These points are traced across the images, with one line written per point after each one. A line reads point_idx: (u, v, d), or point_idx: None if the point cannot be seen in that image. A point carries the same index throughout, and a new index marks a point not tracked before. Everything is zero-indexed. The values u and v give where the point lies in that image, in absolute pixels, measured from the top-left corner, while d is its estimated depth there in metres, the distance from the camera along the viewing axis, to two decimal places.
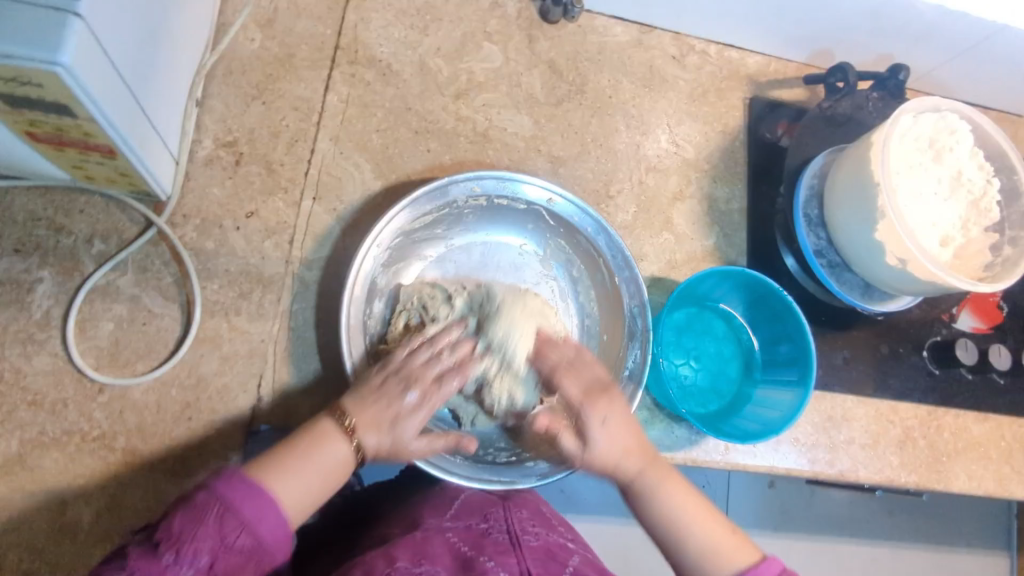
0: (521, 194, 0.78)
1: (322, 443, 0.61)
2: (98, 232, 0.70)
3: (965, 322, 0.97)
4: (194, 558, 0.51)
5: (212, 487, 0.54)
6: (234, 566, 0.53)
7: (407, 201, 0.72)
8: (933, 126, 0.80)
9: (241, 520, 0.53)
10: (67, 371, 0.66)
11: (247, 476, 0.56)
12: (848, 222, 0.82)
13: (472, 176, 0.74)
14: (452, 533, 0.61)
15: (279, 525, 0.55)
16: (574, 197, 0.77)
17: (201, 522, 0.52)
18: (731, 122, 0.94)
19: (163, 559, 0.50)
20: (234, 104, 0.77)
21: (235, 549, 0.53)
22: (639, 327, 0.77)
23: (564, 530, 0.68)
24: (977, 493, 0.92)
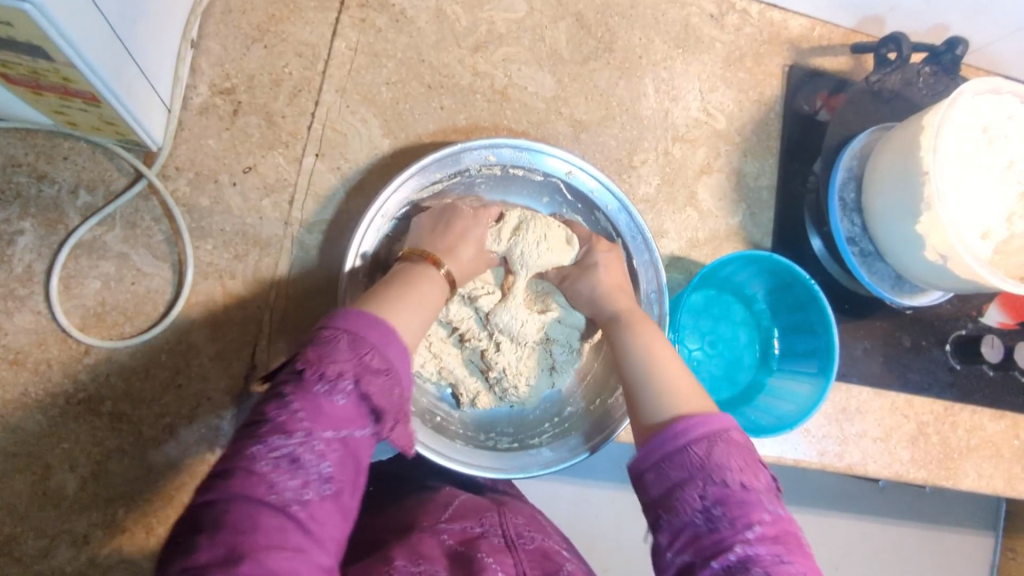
0: (540, 165, 0.72)
1: (419, 277, 0.62)
2: (84, 181, 0.65)
3: (992, 317, 0.91)
4: (342, 382, 0.49)
5: (336, 321, 0.52)
6: (380, 389, 0.51)
7: (416, 168, 0.67)
8: (989, 109, 0.74)
9: (372, 345, 0.51)
10: (50, 330, 0.63)
11: (360, 309, 0.54)
12: (886, 210, 0.76)
13: (487, 143, 0.69)
14: (447, 536, 0.57)
15: (404, 350, 0.53)
16: (597, 171, 0.72)
17: (335, 349, 0.50)
18: (767, 91, 0.87)
19: (317, 388, 0.48)
20: (232, 47, 0.71)
21: (374, 370, 0.51)
22: (655, 313, 0.74)
23: (558, 539, 0.65)
24: (984, 492, 0.90)
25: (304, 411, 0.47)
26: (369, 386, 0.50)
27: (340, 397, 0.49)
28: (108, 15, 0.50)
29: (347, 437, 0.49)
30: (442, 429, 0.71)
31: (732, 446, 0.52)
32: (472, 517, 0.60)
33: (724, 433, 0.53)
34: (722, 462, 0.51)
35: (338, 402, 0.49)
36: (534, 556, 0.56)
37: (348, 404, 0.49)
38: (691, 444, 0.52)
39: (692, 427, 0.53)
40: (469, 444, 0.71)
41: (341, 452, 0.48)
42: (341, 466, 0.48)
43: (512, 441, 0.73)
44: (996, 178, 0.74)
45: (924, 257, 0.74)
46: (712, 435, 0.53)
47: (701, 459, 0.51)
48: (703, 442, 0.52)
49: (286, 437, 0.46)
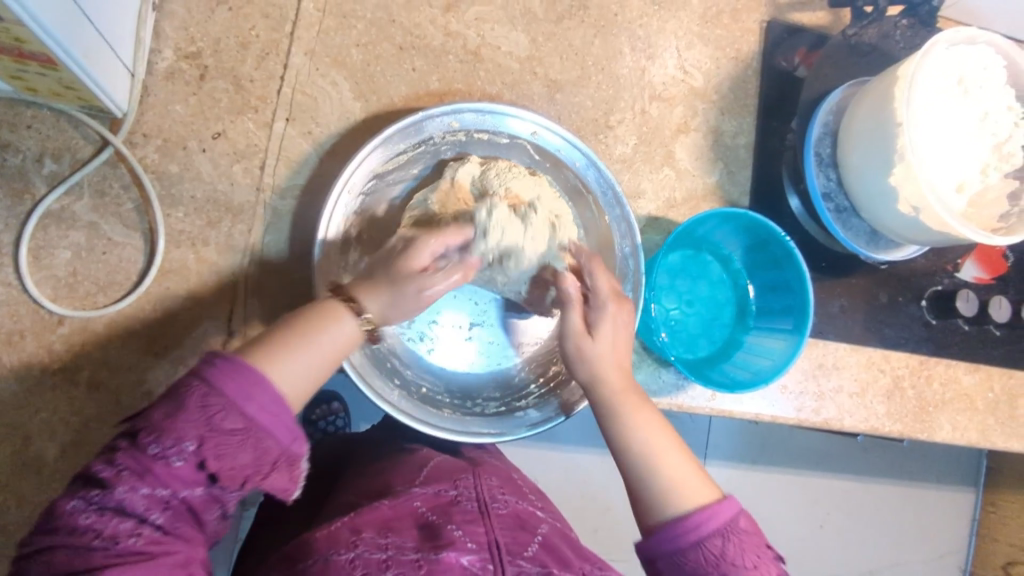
0: (504, 127, 0.72)
1: (326, 322, 0.56)
2: (49, 150, 0.64)
3: (968, 272, 0.93)
4: (180, 445, 0.46)
5: (195, 374, 0.48)
6: (229, 450, 0.47)
7: (379, 139, 0.66)
8: (962, 58, 0.73)
9: (226, 401, 0.47)
10: (23, 301, 0.63)
11: (233, 356, 0.50)
12: (862, 164, 0.76)
13: (449, 109, 0.69)
14: (420, 502, 0.57)
15: (271, 401, 0.49)
16: (560, 129, 0.72)
17: (183, 409, 0.47)
18: (745, 47, 0.86)
19: (151, 452, 0.46)
20: (196, 9, 0.69)
21: (224, 431, 0.47)
22: (630, 268, 0.75)
23: (532, 499, 0.66)
24: (958, 443, 0.91)
25: (130, 474, 0.45)
26: (216, 450, 0.47)
27: (177, 459, 0.46)
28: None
29: (181, 495, 0.47)
30: (427, 398, 0.71)
31: (741, 538, 0.54)
32: (447, 481, 0.61)
33: (733, 524, 0.55)
34: (734, 560, 0.53)
35: (173, 465, 0.46)
36: (506, 521, 0.57)
37: (185, 468, 0.47)
38: (706, 541, 0.54)
39: (703, 523, 0.54)
40: (455, 411, 0.71)
41: (168, 502, 0.47)
42: (172, 513, 0.47)
43: (498, 405, 0.73)
44: (971, 129, 0.73)
45: (898, 209, 0.75)
46: (723, 531, 0.54)
47: (716, 558, 0.53)
48: (716, 536, 0.54)
49: (104, 493, 0.45)
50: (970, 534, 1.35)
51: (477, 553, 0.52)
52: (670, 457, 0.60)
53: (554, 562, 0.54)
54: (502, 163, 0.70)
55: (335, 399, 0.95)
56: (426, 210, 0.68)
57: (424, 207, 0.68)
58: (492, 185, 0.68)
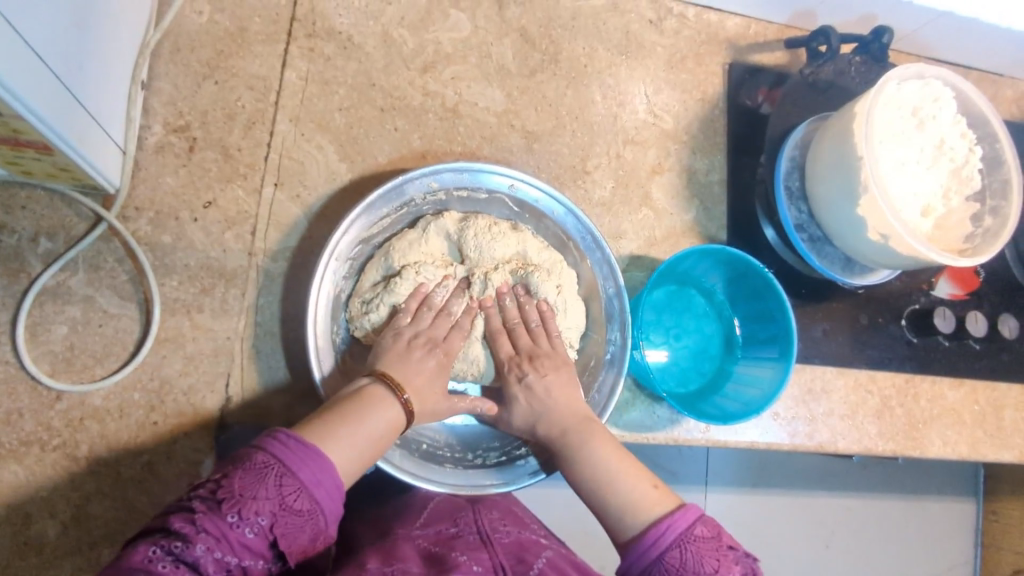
0: (483, 183, 0.74)
1: (376, 405, 0.60)
2: (44, 229, 0.66)
3: (943, 289, 0.96)
4: (254, 517, 0.50)
5: (267, 448, 0.52)
6: (295, 527, 0.51)
7: (362, 206, 0.68)
8: (914, 93, 0.77)
9: (300, 483, 0.52)
10: (20, 379, 0.63)
11: (300, 436, 0.54)
12: (829, 196, 0.80)
13: (427, 172, 0.71)
14: (422, 539, 0.59)
15: (336, 488, 0.54)
16: (537, 181, 0.74)
17: (262, 482, 0.51)
18: (710, 89, 0.91)
19: (228, 518, 0.49)
20: (183, 85, 0.72)
21: (294, 510, 0.51)
22: (616, 309, 0.76)
23: (535, 528, 0.67)
24: (950, 458, 0.92)
25: (208, 536, 0.48)
26: (284, 527, 0.51)
27: (249, 530, 0.50)
28: (43, 55, 0.51)
29: (243, 564, 0.50)
30: (429, 454, 0.71)
31: (699, 543, 0.58)
32: (447, 520, 0.63)
33: (689, 532, 0.59)
34: (689, 564, 0.57)
35: (246, 535, 0.50)
36: (509, 549, 0.59)
37: (254, 539, 0.50)
38: (665, 552, 0.58)
39: (661, 536, 0.59)
40: (458, 465, 0.71)
41: (230, 570, 0.49)
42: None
43: (501, 454, 0.74)
44: (929, 158, 0.77)
45: (867, 237, 0.78)
46: (681, 541, 0.58)
47: (677, 567, 0.57)
48: (671, 545, 0.58)
49: (185, 547, 0.47)
50: (976, 545, 1.35)
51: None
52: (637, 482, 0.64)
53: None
54: (482, 222, 0.73)
55: None
56: (388, 262, 0.71)
57: (388, 259, 0.71)
58: (469, 250, 0.73)
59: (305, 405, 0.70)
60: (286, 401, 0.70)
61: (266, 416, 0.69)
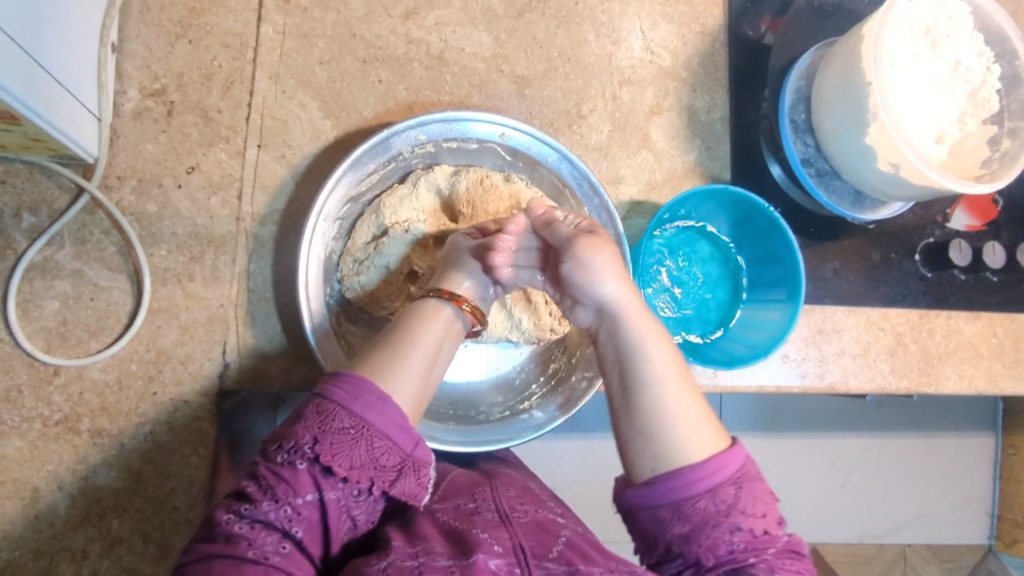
0: (471, 133, 0.71)
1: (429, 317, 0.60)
2: (26, 203, 0.64)
3: (959, 221, 0.92)
4: (303, 451, 0.52)
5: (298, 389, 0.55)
6: (348, 451, 0.52)
7: (349, 162, 0.66)
8: (927, 11, 0.73)
9: (339, 406, 0.53)
10: (16, 356, 0.63)
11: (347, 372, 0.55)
12: (836, 127, 0.76)
13: (413, 123, 0.69)
14: (442, 514, 0.59)
15: (380, 400, 0.54)
16: (529, 127, 0.71)
17: (302, 420, 0.53)
18: (709, 21, 0.86)
19: (279, 459, 0.52)
20: (157, 46, 0.69)
21: (340, 432, 0.52)
22: None
23: (552, 506, 0.66)
24: (967, 393, 0.90)
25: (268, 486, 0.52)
26: (333, 450, 0.52)
27: (301, 464, 0.52)
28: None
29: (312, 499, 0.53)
30: (433, 413, 0.70)
31: (752, 486, 0.57)
32: (465, 494, 0.62)
33: (746, 472, 0.58)
34: (747, 508, 0.56)
35: (299, 469, 0.52)
36: (529, 528, 0.57)
37: (310, 470, 0.52)
38: (721, 485, 0.56)
39: (719, 470, 0.57)
40: (461, 422, 0.71)
41: (298, 512, 0.52)
42: (307, 520, 0.53)
43: (504, 410, 0.73)
44: (944, 80, 0.73)
45: (877, 168, 0.74)
46: (738, 480, 0.57)
47: (728, 504, 0.56)
48: (730, 483, 0.56)
49: (253, 507, 0.51)
50: (994, 478, 1.34)
51: (504, 556, 0.52)
52: (665, 376, 0.60)
53: (580, 558, 0.54)
54: (474, 175, 0.71)
55: None
56: (380, 220, 0.69)
57: (378, 216, 0.69)
58: (464, 205, 0.71)
59: (305, 368, 0.70)
60: (285, 365, 0.69)
61: (264, 382, 0.69)
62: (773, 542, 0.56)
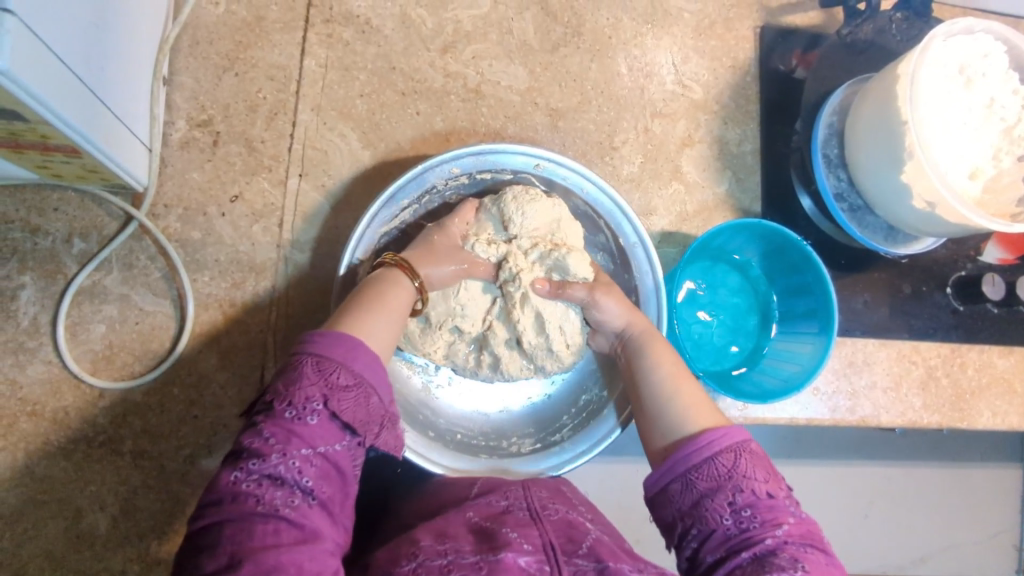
0: (506, 164, 0.71)
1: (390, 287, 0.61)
2: (77, 230, 0.67)
3: (991, 255, 0.91)
4: (310, 405, 0.50)
5: (300, 347, 0.53)
6: (350, 403, 0.51)
7: (383, 197, 0.66)
8: (961, 51, 0.73)
9: (337, 361, 0.52)
10: (64, 378, 0.65)
11: (326, 331, 0.54)
12: (871, 163, 0.77)
13: (447, 157, 0.69)
14: (472, 512, 0.58)
15: (373, 360, 0.53)
16: (563, 159, 0.71)
17: (301, 374, 0.51)
18: (741, 55, 0.87)
19: (287, 415, 0.49)
20: (205, 79, 0.71)
21: (341, 388, 0.51)
22: (652, 287, 0.74)
23: (584, 507, 0.64)
24: (1000, 429, 0.89)
25: (277, 439, 0.48)
26: (340, 404, 0.51)
27: (311, 418, 0.50)
28: (64, 55, 0.50)
29: (322, 452, 0.50)
30: (464, 446, 0.71)
31: (753, 456, 0.56)
32: (497, 493, 0.62)
33: (745, 444, 0.56)
34: (748, 474, 0.54)
35: (309, 423, 0.49)
36: (559, 526, 0.56)
37: (322, 424, 0.50)
38: (719, 456, 0.55)
39: (717, 440, 0.56)
40: (492, 454, 0.71)
41: (313, 461, 0.49)
42: (318, 473, 0.49)
43: (535, 441, 0.73)
44: (977, 119, 0.73)
45: (913, 206, 0.75)
46: (737, 448, 0.56)
47: (727, 471, 0.54)
48: (731, 452, 0.55)
49: (261, 461, 0.47)
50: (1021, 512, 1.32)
51: (533, 554, 0.51)
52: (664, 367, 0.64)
53: (610, 555, 0.53)
54: (519, 187, 0.69)
55: None
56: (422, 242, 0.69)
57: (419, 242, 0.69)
58: (512, 216, 0.67)
59: None
60: None
61: None
62: (781, 511, 0.53)
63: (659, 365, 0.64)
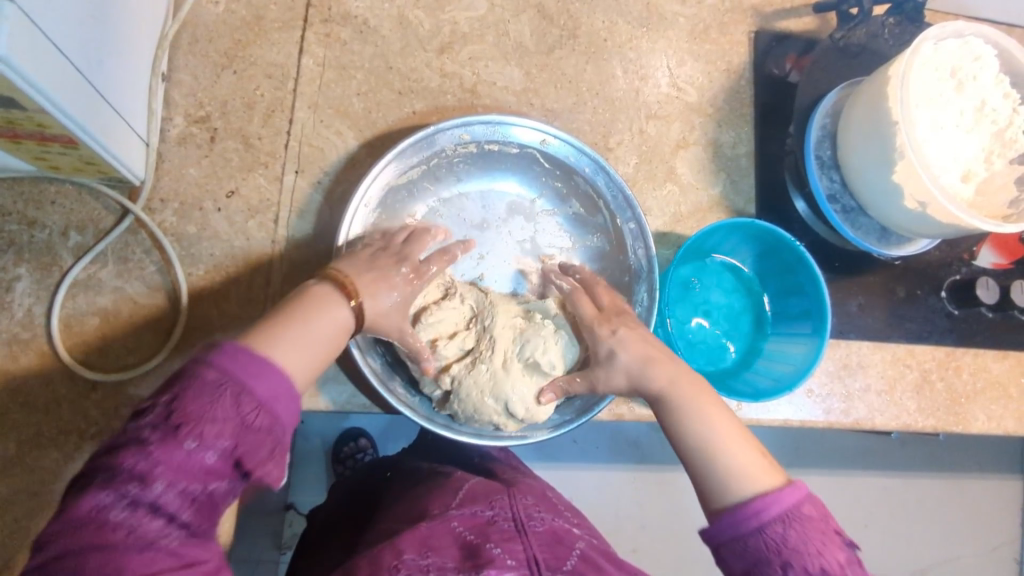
0: (512, 137, 0.74)
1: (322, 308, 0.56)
2: (73, 223, 0.67)
3: (984, 259, 0.92)
4: (213, 441, 0.45)
5: (214, 363, 0.47)
6: (256, 443, 0.46)
7: (395, 152, 0.68)
8: (952, 53, 0.74)
9: (257, 399, 0.47)
10: (57, 370, 0.65)
11: (249, 349, 0.49)
12: (863, 164, 0.77)
13: (459, 122, 0.71)
14: (458, 522, 0.57)
15: (292, 399, 0.49)
16: (569, 137, 0.74)
17: (214, 400, 0.45)
18: (735, 59, 0.88)
19: (185, 445, 0.44)
20: (203, 76, 0.72)
21: (254, 428, 0.46)
22: (644, 263, 0.76)
23: (570, 515, 0.65)
24: (995, 434, 0.89)
25: (166, 468, 0.43)
26: (246, 443, 0.46)
27: (210, 455, 0.44)
28: (63, 46, 0.51)
29: (209, 490, 0.45)
30: None
31: (807, 525, 0.52)
32: (482, 502, 0.61)
33: (797, 511, 0.53)
34: (798, 547, 0.51)
35: (207, 459, 0.44)
36: (544, 538, 0.57)
37: (219, 462, 0.45)
38: (768, 527, 0.52)
39: (764, 508, 0.53)
40: None
41: (196, 498, 0.44)
42: (198, 510, 0.44)
43: None
44: (968, 121, 0.74)
45: (904, 206, 0.75)
46: (786, 517, 0.52)
47: (777, 545, 0.51)
48: (779, 522, 0.52)
49: (143, 488, 0.42)
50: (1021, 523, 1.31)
51: (516, 570, 0.51)
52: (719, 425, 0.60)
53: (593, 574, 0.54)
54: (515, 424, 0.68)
55: (362, 436, 1.05)
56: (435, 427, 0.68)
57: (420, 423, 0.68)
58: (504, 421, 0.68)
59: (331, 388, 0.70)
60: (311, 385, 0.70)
61: None
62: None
63: (661, 374, 0.63)
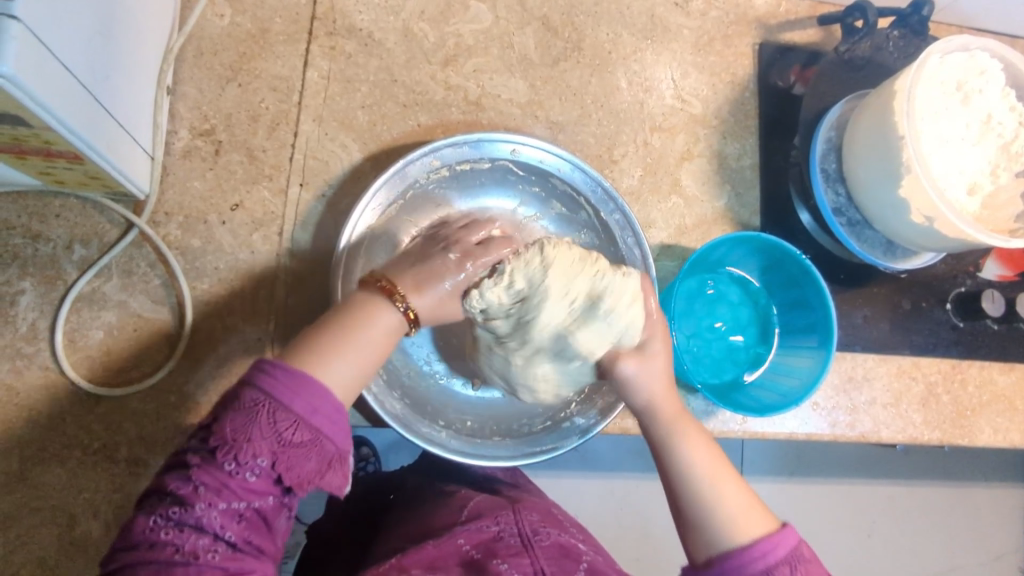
0: (486, 152, 0.73)
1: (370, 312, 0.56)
2: (78, 236, 0.67)
3: (990, 271, 0.91)
4: (253, 460, 0.46)
5: (257, 385, 0.48)
6: (299, 460, 0.47)
7: (370, 192, 0.68)
8: (957, 67, 0.74)
9: (294, 415, 0.48)
10: (60, 384, 0.65)
11: (287, 367, 0.49)
12: (869, 177, 0.77)
13: (427, 150, 0.70)
14: (464, 539, 0.57)
15: (336, 411, 0.49)
16: (539, 142, 0.73)
17: (253, 420, 0.47)
18: (739, 71, 0.88)
19: (225, 466, 0.46)
20: (208, 89, 0.72)
21: (294, 444, 0.47)
22: (638, 256, 0.76)
23: (574, 530, 0.64)
24: (1001, 447, 0.88)
25: (208, 490, 0.45)
26: (288, 462, 0.47)
27: (250, 474, 0.46)
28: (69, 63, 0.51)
29: (254, 506, 0.47)
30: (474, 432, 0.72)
31: (808, 565, 0.53)
32: (489, 517, 0.60)
33: (799, 552, 0.53)
34: None
35: (249, 478, 0.46)
36: (550, 552, 0.56)
37: (260, 480, 0.47)
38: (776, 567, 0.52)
39: (771, 550, 0.52)
40: (506, 437, 0.72)
41: (243, 514, 0.46)
42: (246, 527, 0.47)
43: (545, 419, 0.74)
44: (974, 134, 0.74)
45: (910, 220, 0.75)
46: (792, 558, 0.52)
47: None
48: (785, 565, 0.52)
49: (185, 511, 0.45)
50: None
51: None
52: (700, 460, 0.57)
53: None
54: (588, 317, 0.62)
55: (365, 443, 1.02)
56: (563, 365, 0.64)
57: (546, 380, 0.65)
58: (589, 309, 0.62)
59: None
60: None
61: None
62: None
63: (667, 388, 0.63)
